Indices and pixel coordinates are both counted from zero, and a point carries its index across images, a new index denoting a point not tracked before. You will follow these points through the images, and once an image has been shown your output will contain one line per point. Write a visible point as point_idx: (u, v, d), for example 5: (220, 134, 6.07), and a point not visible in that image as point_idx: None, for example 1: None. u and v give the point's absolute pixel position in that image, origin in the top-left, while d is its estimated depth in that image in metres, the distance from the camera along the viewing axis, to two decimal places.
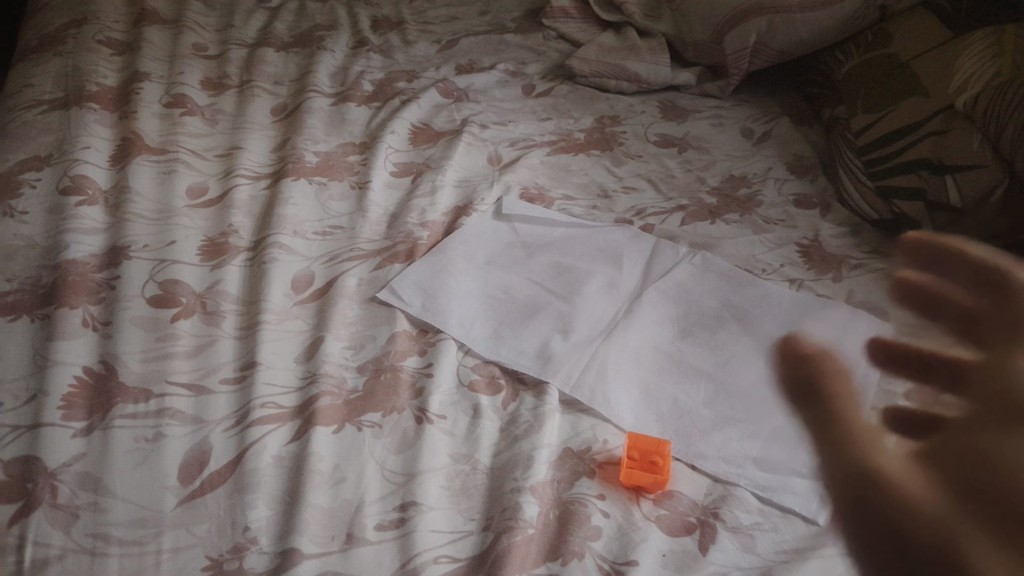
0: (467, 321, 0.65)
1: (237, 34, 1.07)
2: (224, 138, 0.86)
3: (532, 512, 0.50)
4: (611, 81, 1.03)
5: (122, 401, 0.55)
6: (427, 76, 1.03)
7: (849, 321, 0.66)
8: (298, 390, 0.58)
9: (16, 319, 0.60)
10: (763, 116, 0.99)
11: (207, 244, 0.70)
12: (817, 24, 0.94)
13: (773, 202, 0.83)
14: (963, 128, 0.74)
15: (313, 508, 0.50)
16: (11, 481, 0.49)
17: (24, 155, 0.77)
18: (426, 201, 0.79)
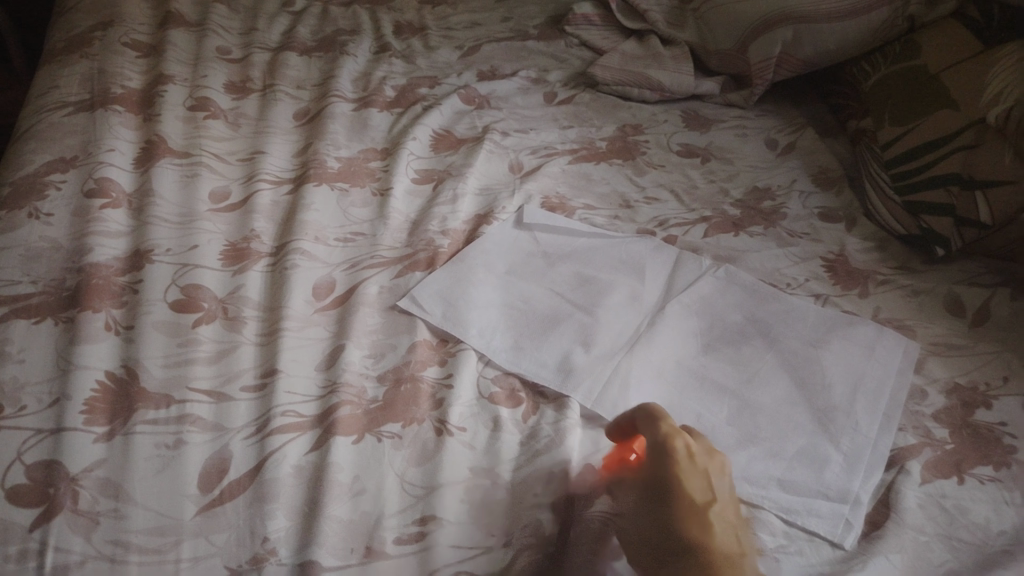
0: (488, 331, 0.65)
1: (261, 38, 1.07)
2: (247, 142, 0.86)
3: (552, 531, 0.50)
4: (634, 89, 1.02)
5: (143, 407, 0.55)
6: (449, 83, 1.03)
7: (875, 339, 0.66)
8: (319, 399, 0.58)
9: (40, 321, 0.60)
10: (788, 126, 0.98)
11: (229, 250, 0.70)
12: (848, 33, 0.93)
13: (798, 215, 0.83)
14: (993, 143, 0.73)
15: (333, 519, 0.50)
16: (34, 485, 0.49)
17: (50, 157, 0.78)
18: (447, 209, 0.79)
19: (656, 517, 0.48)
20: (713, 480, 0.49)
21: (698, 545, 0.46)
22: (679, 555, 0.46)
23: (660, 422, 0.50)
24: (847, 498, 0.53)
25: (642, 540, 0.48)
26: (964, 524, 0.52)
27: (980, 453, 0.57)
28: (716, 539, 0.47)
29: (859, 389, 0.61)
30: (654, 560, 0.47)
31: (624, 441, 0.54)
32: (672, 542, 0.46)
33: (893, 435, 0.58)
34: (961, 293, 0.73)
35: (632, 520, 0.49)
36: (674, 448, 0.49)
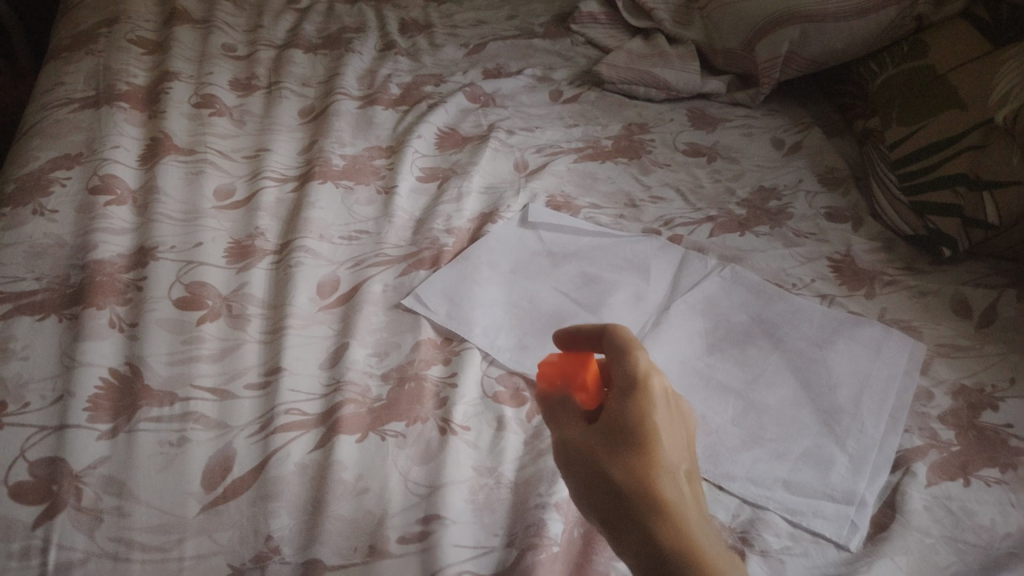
0: (492, 330, 0.65)
1: (266, 35, 1.07)
2: (252, 139, 0.86)
3: (556, 530, 0.50)
4: (640, 88, 1.02)
5: (147, 404, 0.55)
6: (454, 81, 1.02)
7: (881, 340, 0.66)
8: (322, 397, 0.58)
9: (44, 318, 0.60)
10: (794, 126, 0.98)
11: (233, 247, 0.70)
12: (854, 32, 0.93)
13: (804, 215, 0.82)
14: (1001, 143, 0.73)
15: (336, 518, 0.50)
16: (38, 482, 0.49)
17: (55, 153, 0.78)
18: (452, 207, 0.79)
19: (617, 454, 0.40)
20: (682, 432, 0.42)
21: (669, 498, 0.38)
22: (648, 506, 0.38)
23: (634, 352, 0.43)
24: (853, 500, 0.53)
25: (597, 483, 0.39)
26: (970, 527, 0.52)
27: (986, 455, 0.57)
28: (687, 496, 0.39)
29: (866, 390, 0.61)
30: (606, 509, 0.39)
31: (571, 356, 0.46)
32: (640, 486, 0.38)
33: (900, 437, 0.58)
34: (968, 294, 0.73)
35: (582, 453, 0.41)
36: (650, 383, 0.42)
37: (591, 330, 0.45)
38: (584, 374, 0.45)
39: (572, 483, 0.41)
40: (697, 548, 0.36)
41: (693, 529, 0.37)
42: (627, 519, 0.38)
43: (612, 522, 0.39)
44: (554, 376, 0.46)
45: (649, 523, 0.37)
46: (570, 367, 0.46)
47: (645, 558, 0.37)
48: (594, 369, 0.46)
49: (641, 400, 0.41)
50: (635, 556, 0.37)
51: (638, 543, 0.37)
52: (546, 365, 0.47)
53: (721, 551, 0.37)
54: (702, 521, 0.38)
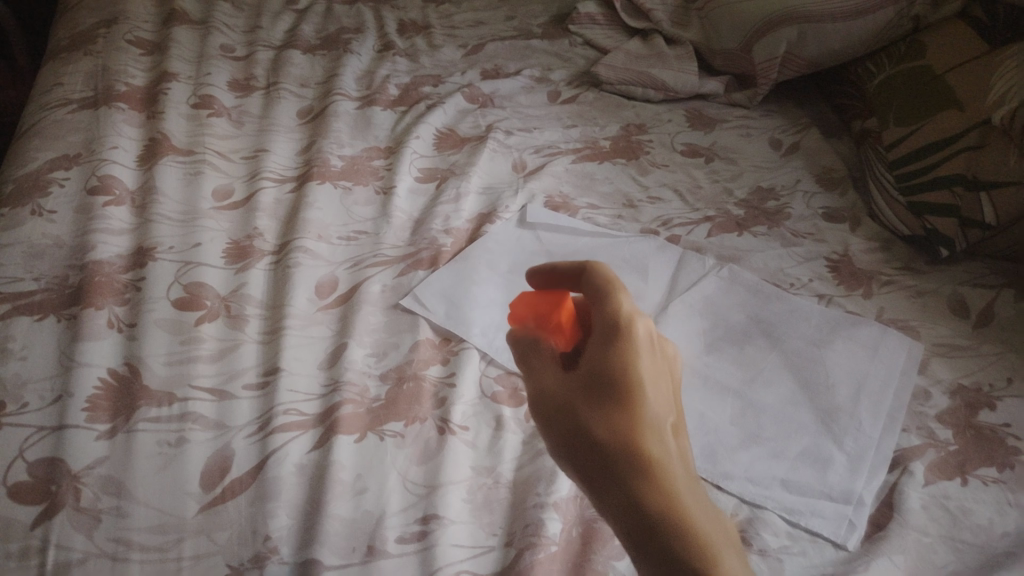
0: (491, 330, 0.65)
1: (265, 36, 1.07)
2: (250, 140, 0.86)
3: (554, 529, 0.50)
4: (638, 89, 1.02)
5: (145, 404, 0.55)
6: (452, 82, 1.02)
7: (879, 340, 0.66)
8: (321, 397, 0.58)
9: (43, 318, 0.60)
10: (792, 126, 0.98)
11: (232, 247, 0.70)
12: (851, 33, 0.93)
13: (801, 215, 0.82)
14: (998, 144, 0.73)
15: (334, 518, 0.50)
16: (36, 482, 0.49)
17: (53, 154, 0.78)
18: (450, 207, 0.79)
19: (599, 408, 0.40)
20: (666, 381, 0.42)
21: (654, 455, 0.38)
22: (631, 463, 0.38)
23: (616, 295, 0.44)
24: (851, 499, 0.53)
25: (578, 438, 0.40)
26: (968, 526, 0.52)
27: (984, 454, 0.57)
28: (672, 451, 0.39)
29: (863, 389, 0.61)
30: (586, 465, 0.39)
31: (546, 295, 0.48)
32: (623, 442, 0.38)
33: (897, 436, 0.58)
34: (965, 294, 0.73)
35: (564, 407, 0.41)
36: (634, 328, 0.42)
37: (570, 270, 0.47)
38: (558, 314, 0.47)
39: (553, 436, 0.42)
40: (680, 508, 0.37)
41: (675, 488, 0.38)
42: (607, 474, 0.38)
43: (593, 479, 0.39)
44: (529, 315, 0.48)
45: (630, 479, 0.38)
46: (547, 308, 0.48)
47: (626, 516, 0.37)
48: (568, 309, 0.48)
49: (625, 351, 0.41)
50: (616, 512, 0.38)
51: (617, 500, 0.38)
52: (520, 305, 0.49)
53: (706, 510, 0.38)
54: (686, 477, 0.38)
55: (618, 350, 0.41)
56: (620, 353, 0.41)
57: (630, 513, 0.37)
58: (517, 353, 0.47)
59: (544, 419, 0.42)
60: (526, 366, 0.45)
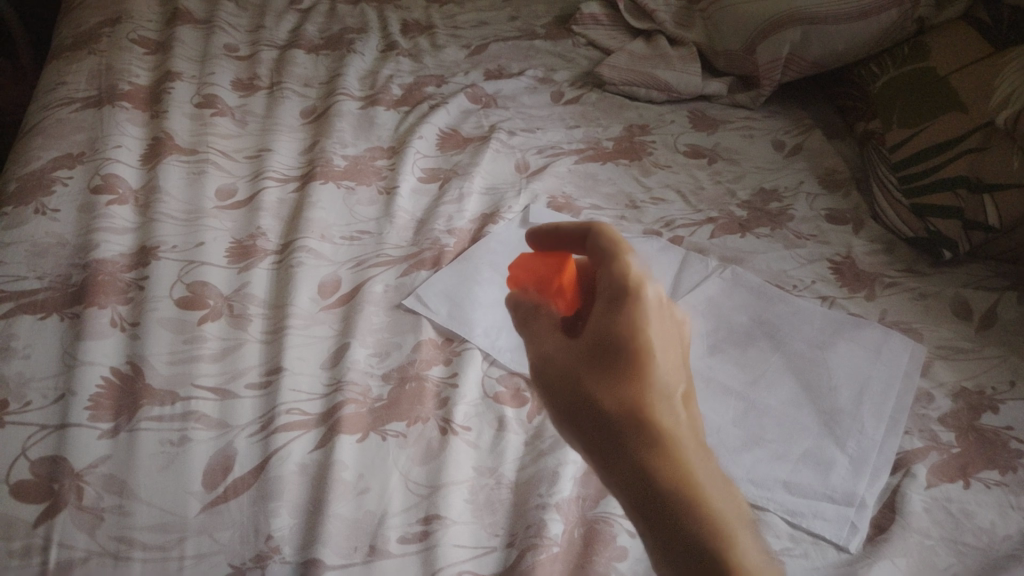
0: (493, 331, 0.65)
1: (268, 35, 1.07)
2: (253, 139, 0.86)
3: (556, 531, 0.50)
4: (641, 90, 1.02)
5: (148, 403, 0.55)
6: (455, 82, 1.02)
7: (882, 342, 0.66)
8: (324, 397, 0.58)
9: (46, 317, 0.60)
10: (795, 127, 0.98)
11: (234, 247, 0.70)
12: (855, 34, 0.93)
13: (804, 217, 0.82)
14: (1001, 146, 0.73)
15: (336, 518, 0.50)
16: (39, 481, 0.49)
17: (56, 153, 0.78)
18: (453, 208, 0.79)
19: (606, 379, 0.41)
20: (676, 349, 0.43)
21: (665, 428, 0.39)
22: (641, 435, 0.39)
23: (623, 257, 0.44)
24: (853, 501, 0.53)
25: (586, 409, 0.41)
26: (970, 529, 0.52)
27: (987, 457, 0.57)
28: (682, 422, 0.40)
29: (866, 392, 0.61)
30: (594, 435, 0.41)
31: (546, 259, 0.50)
32: (632, 414, 0.39)
33: (900, 439, 0.58)
34: (968, 296, 0.73)
35: (570, 376, 0.42)
36: (644, 292, 0.42)
37: (575, 232, 0.47)
38: (558, 278, 0.49)
39: (558, 405, 0.43)
40: (691, 479, 0.38)
41: (686, 459, 0.39)
42: (615, 447, 0.39)
43: (600, 450, 0.40)
44: (530, 279, 0.50)
45: (639, 452, 0.39)
46: (547, 271, 0.49)
47: (634, 488, 0.38)
48: (570, 271, 0.49)
49: (635, 323, 0.42)
50: (623, 488, 0.39)
51: (625, 471, 0.39)
52: (521, 269, 0.51)
53: (715, 481, 0.39)
54: (696, 450, 0.39)
55: (627, 322, 0.42)
56: (629, 324, 0.42)
57: (639, 486, 0.38)
58: (518, 317, 0.49)
59: (548, 386, 0.43)
60: (530, 331, 0.47)
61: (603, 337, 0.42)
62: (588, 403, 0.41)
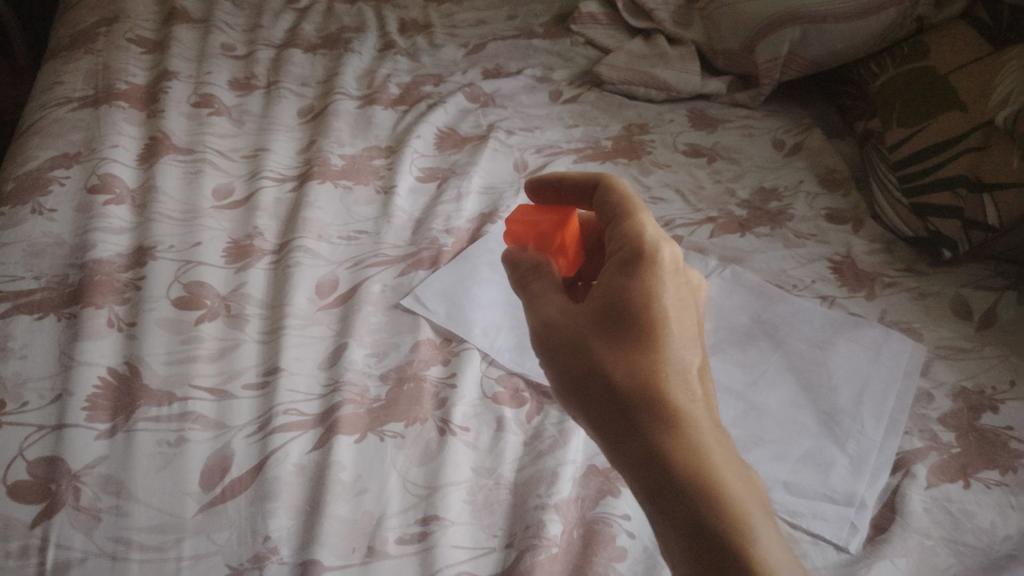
0: (492, 331, 0.65)
1: (265, 35, 1.07)
2: (250, 139, 0.86)
3: (555, 531, 0.50)
4: (639, 89, 1.02)
5: (145, 404, 0.55)
6: (453, 81, 1.02)
7: (882, 342, 0.65)
8: (321, 398, 0.57)
9: (42, 317, 0.60)
10: (794, 127, 0.98)
11: (232, 247, 0.70)
12: (854, 32, 0.93)
13: (804, 216, 0.82)
14: (1002, 146, 0.73)
15: (334, 519, 0.50)
16: (36, 482, 0.49)
17: (53, 152, 0.77)
18: (451, 207, 0.78)
19: (616, 347, 0.41)
20: (691, 319, 0.43)
21: (677, 403, 0.39)
22: (651, 408, 0.39)
23: (636, 219, 0.46)
24: (853, 501, 0.53)
25: (593, 376, 0.41)
26: (970, 529, 0.52)
27: (986, 457, 0.57)
28: (695, 399, 0.40)
29: (866, 392, 0.61)
30: (601, 404, 0.40)
31: (547, 216, 0.50)
32: (643, 385, 0.40)
33: (900, 439, 0.58)
34: (968, 296, 0.73)
35: (576, 340, 0.42)
36: (658, 256, 0.43)
37: (585, 183, 0.50)
38: (562, 235, 0.49)
39: (561, 371, 0.43)
40: (704, 459, 0.38)
41: (698, 437, 0.39)
42: (628, 420, 0.39)
43: (606, 421, 0.40)
44: (530, 234, 0.50)
45: (650, 426, 0.39)
46: (548, 230, 0.50)
47: (643, 463, 0.38)
48: (569, 229, 0.50)
49: (648, 289, 0.42)
50: (632, 461, 0.39)
51: (637, 446, 0.39)
52: (520, 224, 0.51)
53: (729, 461, 0.39)
54: (711, 428, 0.40)
55: (640, 288, 0.42)
56: (643, 291, 0.42)
57: (649, 460, 0.38)
58: (519, 275, 0.49)
59: (551, 350, 0.43)
60: (530, 295, 0.47)
61: (613, 302, 0.42)
62: (596, 369, 0.41)
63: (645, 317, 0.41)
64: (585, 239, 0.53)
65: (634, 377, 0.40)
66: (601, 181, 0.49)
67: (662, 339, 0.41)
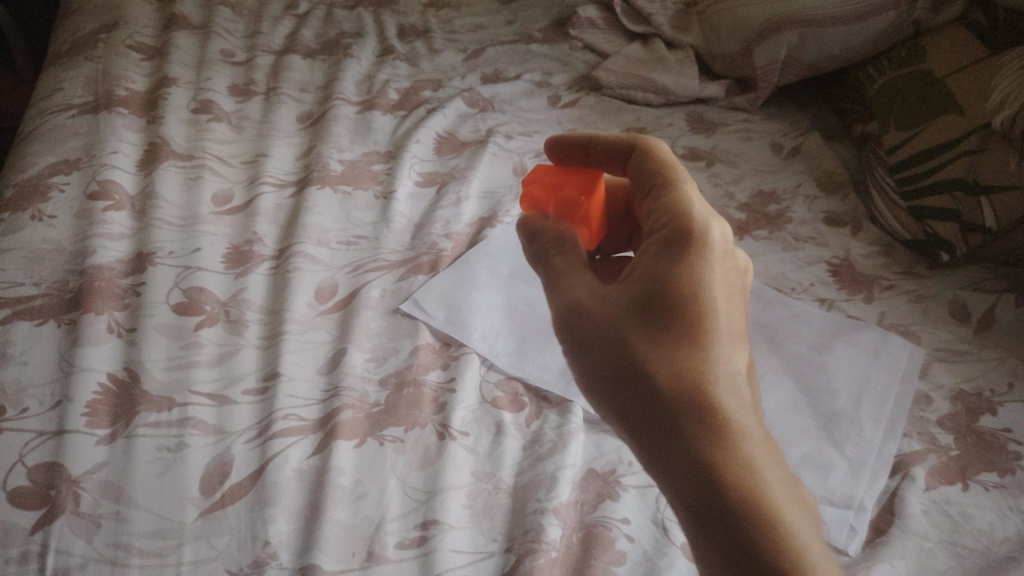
0: (491, 335, 0.65)
1: (265, 40, 1.07)
2: (250, 144, 0.86)
3: (555, 535, 0.50)
4: (638, 93, 1.02)
5: (145, 409, 0.55)
6: (452, 86, 1.02)
7: (880, 345, 0.66)
8: (321, 403, 0.58)
9: (43, 323, 0.60)
10: (794, 130, 0.98)
11: (231, 252, 0.70)
12: (853, 36, 0.93)
13: (803, 219, 0.82)
14: (998, 148, 0.73)
15: (334, 523, 0.50)
16: (36, 488, 0.50)
17: (53, 159, 0.78)
18: (450, 212, 0.79)
19: (659, 342, 0.40)
20: (738, 313, 0.42)
21: (723, 408, 0.39)
22: (697, 412, 0.38)
23: (678, 195, 0.45)
24: (851, 504, 0.53)
25: (633, 372, 0.40)
26: (969, 531, 0.52)
27: (985, 460, 0.57)
28: (741, 403, 0.39)
29: (864, 395, 0.61)
30: (641, 407, 0.39)
31: (571, 183, 0.49)
32: (689, 387, 0.39)
33: (898, 441, 0.58)
34: (966, 299, 0.73)
35: (613, 331, 0.41)
36: (706, 241, 0.42)
37: (618, 146, 0.49)
38: (587, 203, 0.48)
39: (595, 365, 0.41)
40: (755, 475, 0.37)
41: (747, 449, 0.38)
42: (671, 424, 0.38)
43: (645, 424, 0.39)
44: (551, 199, 0.49)
45: (695, 434, 0.38)
46: (571, 197, 0.49)
47: (688, 476, 0.37)
48: (594, 197, 0.49)
49: (695, 283, 0.41)
50: (674, 470, 0.38)
51: (680, 455, 0.38)
52: (541, 186, 0.50)
53: (780, 478, 0.38)
54: (759, 438, 0.39)
55: (687, 282, 0.41)
56: (690, 285, 0.41)
57: (694, 472, 0.37)
58: (536, 248, 0.47)
59: (583, 342, 0.42)
60: (556, 275, 0.45)
61: (657, 294, 0.41)
62: (635, 367, 0.40)
63: (689, 312, 0.40)
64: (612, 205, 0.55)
65: (680, 379, 0.39)
66: (638, 149, 0.48)
67: (707, 336, 0.40)
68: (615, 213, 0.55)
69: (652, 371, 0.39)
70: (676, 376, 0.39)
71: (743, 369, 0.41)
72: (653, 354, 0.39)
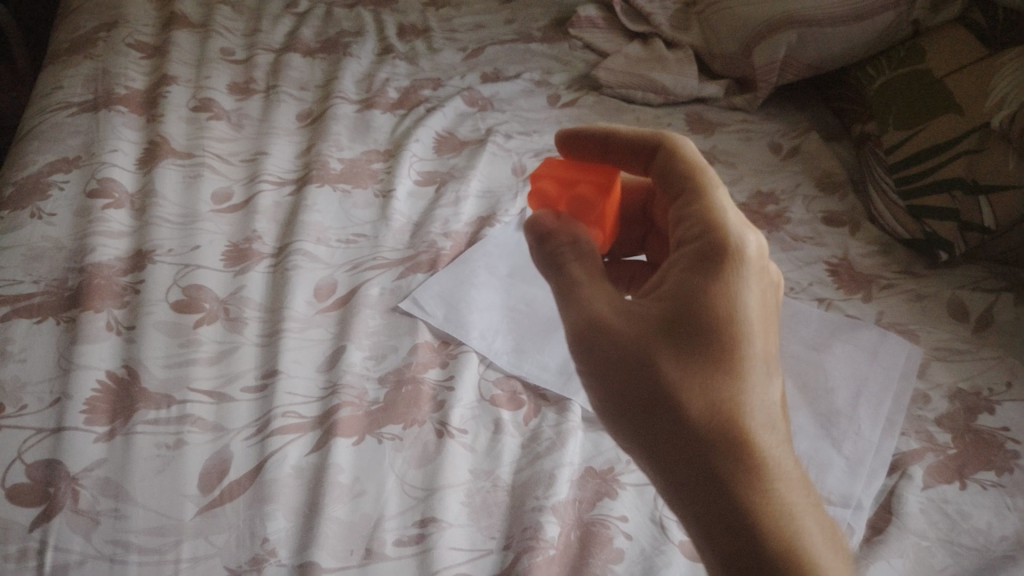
0: (489, 334, 0.65)
1: (264, 39, 1.07)
2: (250, 143, 0.86)
3: (553, 532, 0.50)
4: (637, 93, 1.02)
5: (144, 406, 0.55)
6: (452, 85, 1.02)
7: (879, 343, 0.66)
8: (320, 400, 0.58)
9: (41, 321, 0.60)
10: (792, 131, 0.97)
11: (231, 250, 0.70)
12: (851, 36, 0.93)
13: (801, 219, 0.82)
14: (998, 149, 0.73)
15: (332, 520, 0.50)
16: (36, 485, 0.50)
17: (52, 157, 0.78)
18: (449, 210, 0.79)
19: (690, 368, 0.39)
20: (771, 334, 0.42)
21: (757, 446, 0.39)
22: (733, 451, 0.38)
23: (710, 206, 0.44)
24: (850, 502, 0.54)
25: (663, 401, 0.39)
26: (967, 530, 0.52)
27: (983, 459, 0.57)
28: (776, 438, 0.40)
29: (862, 394, 0.61)
30: (671, 441, 0.39)
31: (586, 182, 0.49)
32: (722, 421, 0.39)
33: (897, 439, 0.58)
34: (965, 299, 0.73)
35: (640, 355, 0.40)
36: (741, 258, 0.42)
37: (642, 145, 0.49)
38: (603, 203, 0.48)
39: (619, 389, 0.41)
40: (789, 521, 0.38)
41: (784, 496, 0.38)
42: (702, 461, 0.38)
43: (674, 460, 0.39)
44: (563, 195, 0.49)
45: (731, 476, 0.38)
46: (586, 196, 0.48)
47: (721, 521, 0.38)
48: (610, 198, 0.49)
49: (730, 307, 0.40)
50: (704, 509, 0.38)
51: (712, 497, 0.38)
52: (554, 181, 0.49)
53: (816, 525, 0.39)
54: (794, 478, 0.39)
55: (724, 306, 0.40)
56: (728, 310, 0.40)
57: (730, 516, 0.38)
58: (546, 249, 0.46)
59: (607, 365, 0.41)
60: (572, 285, 0.44)
61: (690, 317, 0.40)
62: (664, 397, 0.39)
63: (723, 336, 0.40)
64: (629, 202, 0.56)
65: (715, 415, 0.39)
66: (665, 146, 0.48)
67: (740, 364, 0.40)
68: (632, 216, 0.56)
69: (681, 403, 0.39)
70: (711, 410, 0.39)
71: (775, 398, 0.41)
72: (686, 384, 0.39)
